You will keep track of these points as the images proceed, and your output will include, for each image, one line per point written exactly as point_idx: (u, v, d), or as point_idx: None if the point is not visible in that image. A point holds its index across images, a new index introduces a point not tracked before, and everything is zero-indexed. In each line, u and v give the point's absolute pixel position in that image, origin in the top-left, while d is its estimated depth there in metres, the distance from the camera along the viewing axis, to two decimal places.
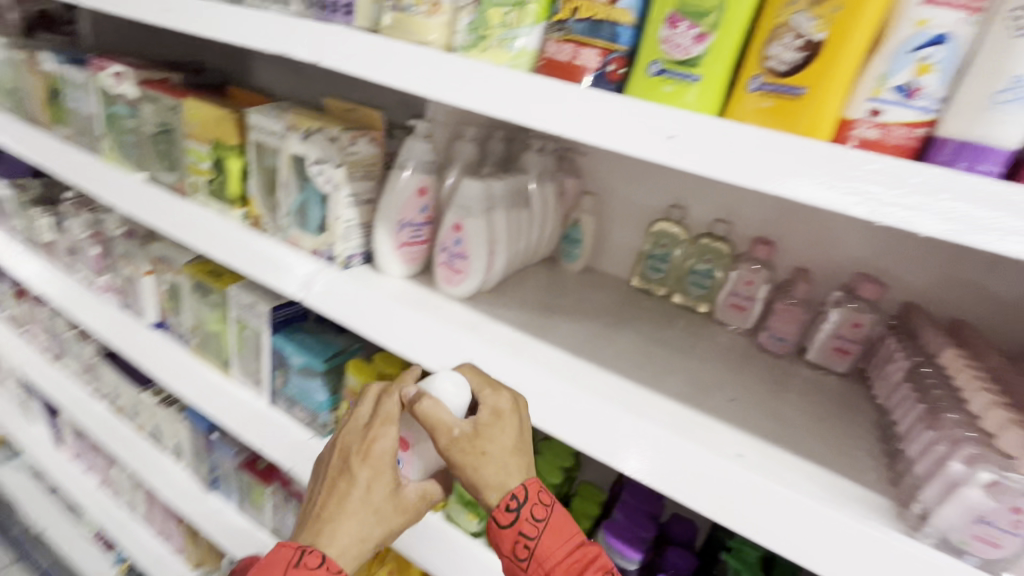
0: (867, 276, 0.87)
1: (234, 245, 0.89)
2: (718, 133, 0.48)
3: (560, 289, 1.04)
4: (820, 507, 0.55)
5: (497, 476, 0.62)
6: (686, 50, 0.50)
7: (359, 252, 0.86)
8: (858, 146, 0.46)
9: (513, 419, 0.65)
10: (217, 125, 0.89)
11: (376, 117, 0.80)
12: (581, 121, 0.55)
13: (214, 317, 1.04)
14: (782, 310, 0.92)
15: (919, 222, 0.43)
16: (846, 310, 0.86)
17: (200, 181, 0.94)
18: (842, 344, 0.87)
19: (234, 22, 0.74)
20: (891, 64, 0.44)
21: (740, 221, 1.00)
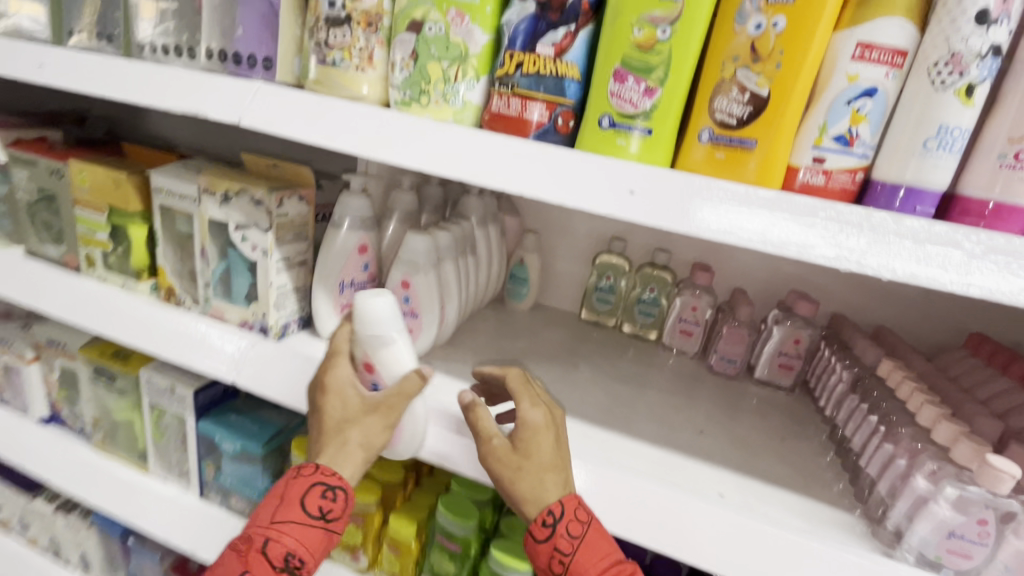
0: (801, 293, 0.91)
1: (144, 324, 0.78)
2: (678, 186, 0.49)
3: (513, 331, 1.01)
4: (807, 540, 0.56)
5: (533, 488, 0.59)
6: (635, 105, 0.50)
7: (297, 317, 0.78)
8: (807, 191, 0.48)
9: (553, 430, 0.62)
10: (111, 191, 0.78)
11: (304, 173, 0.74)
12: (538, 178, 0.53)
13: (123, 405, 0.90)
14: (729, 333, 0.93)
15: (881, 262, 0.45)
16: (786, 328, 0.91)
17: (95, 253, 0.82)
18: (785, 360, 0.92)
19: (130, 78, 0.66)
20: (828, 115, 0.46)
21: (678, 249, 1.03)
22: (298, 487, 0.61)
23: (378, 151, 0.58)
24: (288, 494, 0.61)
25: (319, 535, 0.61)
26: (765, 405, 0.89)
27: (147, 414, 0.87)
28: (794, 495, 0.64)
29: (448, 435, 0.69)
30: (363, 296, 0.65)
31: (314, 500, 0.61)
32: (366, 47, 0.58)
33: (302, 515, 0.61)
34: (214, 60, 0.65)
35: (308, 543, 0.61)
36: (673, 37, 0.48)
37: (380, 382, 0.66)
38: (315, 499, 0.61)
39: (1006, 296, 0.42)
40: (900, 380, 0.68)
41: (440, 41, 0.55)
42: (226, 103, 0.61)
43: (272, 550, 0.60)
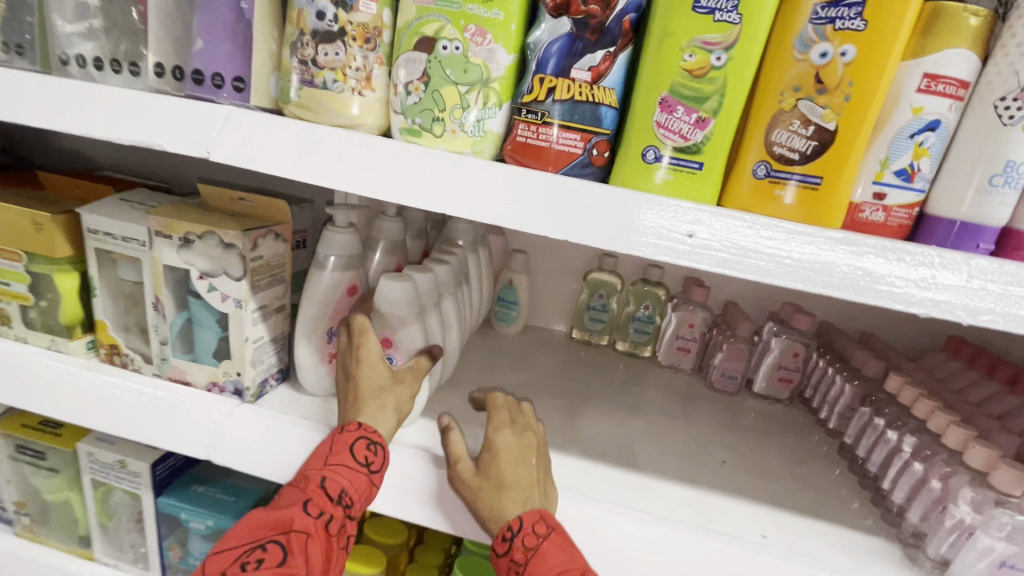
0: (795, 306, 0.92)
1: (82, 394, 0.64)
2: (740, 227, 0.44)
3: (507, 358, 0.95)
4: None
5: (489, 508, 0.56)
6: (686, 137, 0.45)
7: (274, 370, 0.67)
8: (867, 228, 0.45)
9: (524, 450, 0.60)
10: (31, 234, 0.64)
11: (279, 207, 0.64)
12: (579, 219, 0.46)
13: (56, 483, 0.76)
14: (728, 348, 0.93)
15: (956, 301, 0.42)
16: (784, 341, 0.91)
17: (12, 309, 0.67)
18: (784, 373, 0.92)
19: (54, 100, 0.53)
20: (891, 148, 0.44)
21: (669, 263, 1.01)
22: (351, 434, 0.55)
23: (382, 188, 0.49)
24: (340, 438, 0.55)
25: (368, 482, 0.55)
26: (770, 421, 0.88)
27: (89, 492, 0.74)
28: (828, 525, 0.63)
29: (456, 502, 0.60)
30: (385, 281, 0.63)
31: (367, 449, 0.55)
32: (364, 66, 0.50)
33: (355, 463, 0.54)
34: (166, 78, 0.54)
35: (360, 489, 0.54)
36: (728, 64, 0.44)
37: (397, 357, 0.64)
38: (367, 446, 0.55)
39: None
40: (903, 387, 0.71)
41: (456, 62, 0.48)
42: (188, 132, 0.50)
43: (328, 488, 0.53)
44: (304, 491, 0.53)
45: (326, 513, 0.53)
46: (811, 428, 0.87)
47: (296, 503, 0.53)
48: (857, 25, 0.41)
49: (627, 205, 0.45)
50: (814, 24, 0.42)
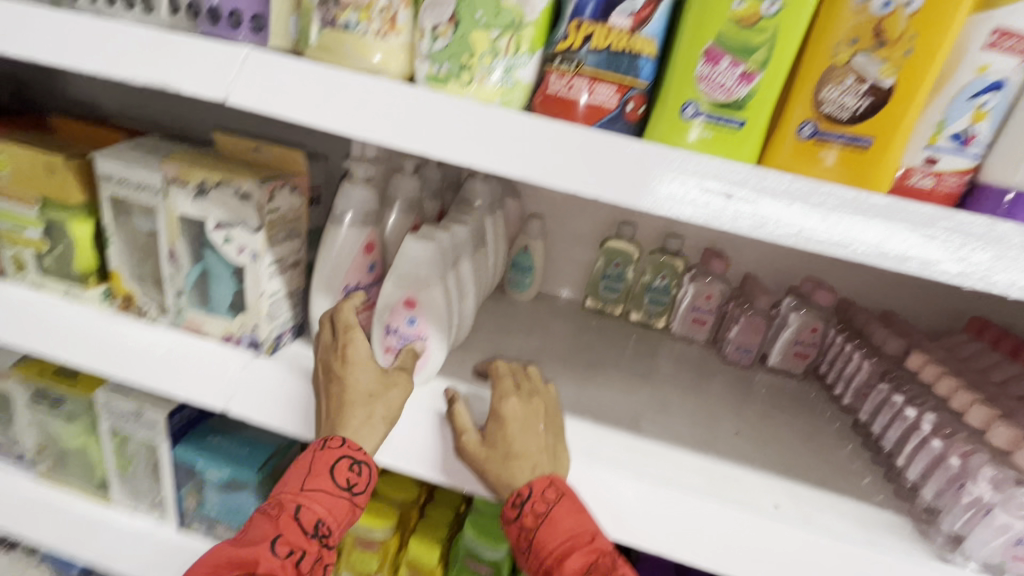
0: (816, 281, 0.91)
1: (97, 342, 0.64)
2: (781, 189, 0.42)
3: (521, 324, 0.94)
4: (876, 553, 0.55)
5: (498, 477, 0.57)
6: (730, 91, 0.43)
7: (290, 326, 0.67)
8: (915, 195, 0.43)
9: (530, 419, 0.59)
10: (44, 178, 0.63)
11: (296, 158, 0.62)
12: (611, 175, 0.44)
13: (75, 430, 0.77)
14: (746, 322, 0.91)
15: (1005, 274, 0.40)
16: (803, 316, 0.89)
17: (27, 256, 0.67)
18: (801, 349, 0.91)
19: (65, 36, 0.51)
20: (948, 110, 0.41)
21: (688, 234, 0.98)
22: (330, 454, 0.55)
23: (406, 138, 0.47)
24: (316, 461, 0.55)
25: (347, 505, 0.56)
26: (784, 395, 0.87)
27: (107, 439, 0.75)
28: (841, 498, 0.63)
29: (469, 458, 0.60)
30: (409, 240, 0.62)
31: (347, 466, 0.55)
32: (389, 7, 0.47)
33: (332, 484, 0.55)
34: (182, 16, 0.51)
35: (337, 514, 0.55)
36: (782, 13, 0.41)
37: (418, 320, 0.63)
38: (346, 467, 0.55)
39: None
40: (925, 365, 0.70)
41: (488, 4, 0.45)
42: (206, 73, 0.48)
43: (301, 519, 0.54)
44: (281, 517, 0.54)
45: (304, 537, 0.54)
46: (825, 403, 0.87)
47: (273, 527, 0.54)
48: None
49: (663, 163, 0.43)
50: None
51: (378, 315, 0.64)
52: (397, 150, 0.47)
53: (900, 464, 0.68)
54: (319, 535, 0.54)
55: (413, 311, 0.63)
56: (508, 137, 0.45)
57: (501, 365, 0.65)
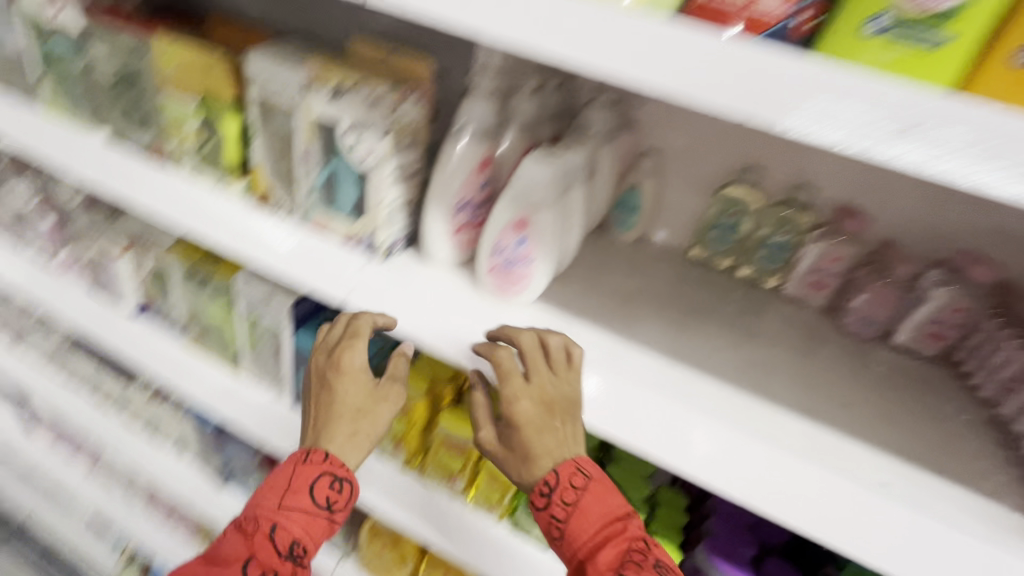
0: (973, 255, 0.79)
1: (238, 230, 0.72)
2: (982, 122, 0.35)
3: (621, 264, 0.91)
4: (996, 553, 0.49)
5: (520, 466, 0.60)
6: (934, 1, 0.36)
7: (402, 236, 0.71)
8: None
9: (554, 407, 0.59)
10: (204, 75, 0.70)
11: (422, 67, 0.62)
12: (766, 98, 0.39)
13: (216, 307, 0.88)
14: (876, 291, 0.82)
15: None
16: (949, 293, 0.78)
17: (187, 147, 0.75)
18: (938, 329, 0.80)
19: None
20: None
21: (823, 187, 0.87)
22: (308, 471, 0.60)
23: (544, 44, 0.45)
24: (295, 483, 0.60)
25: (324, 523, 0.60)
26: (906, 376, 0.79)
27: (241, 319, 0.85)
28: (965, 491, 0.57)
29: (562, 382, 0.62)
30: (528, 159, 0.61)
31: (328, 484, 0.61)
32: None
33: (310, 502, 0.60)
34: None
35: (315, 532, 0.60)
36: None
37: (528, 241, 0.63)
38: (327, 483, 0.61)
39: None
40: None
41: None
42: None
43: (279, 537, 0.57)
44: (257, 531, 0.57)
45: (278, 556, 0.57)
46: (957, 392, 0.77)
47: (247, 547, 0.56)
48: None
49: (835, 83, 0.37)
50: None
51: (486, 233, 0.65)
52: (532, 56, 0.46)
53: None
54: (296, 552, 0.58)
55: (524, 232, 0.63)
56: (645, 41, 0.42)
57: (529, 335, 0.62)
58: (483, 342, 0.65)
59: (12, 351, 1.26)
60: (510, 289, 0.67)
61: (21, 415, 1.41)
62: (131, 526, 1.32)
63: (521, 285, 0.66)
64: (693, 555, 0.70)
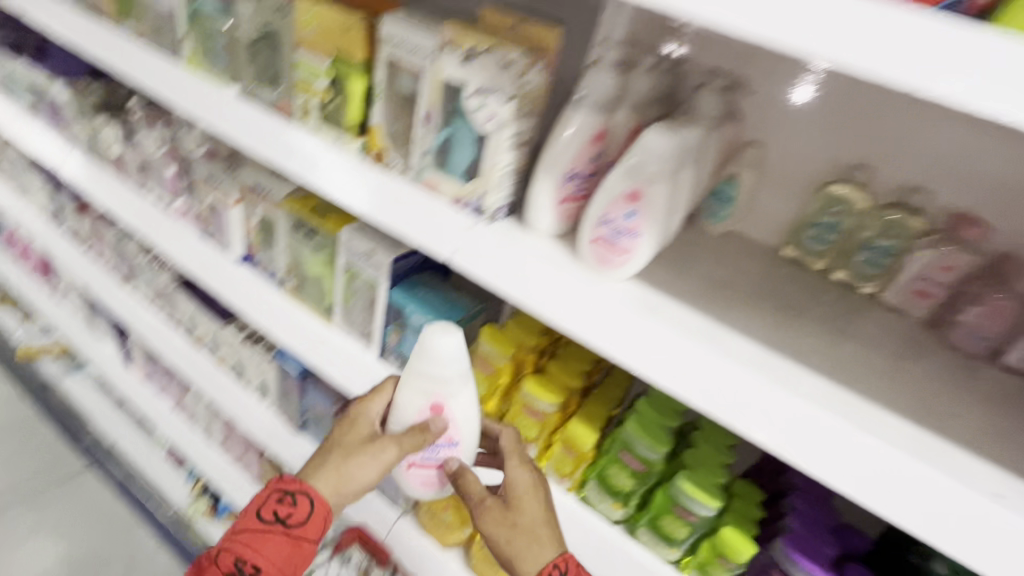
0: (965, 217, 0.81)
1: (348, 183, 0.77)
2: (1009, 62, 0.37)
3: (698, 253, 0.90)
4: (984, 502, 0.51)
5: (346, 475, 0.71)
6: None
7: (505, 203, 0.71)
8: None
9: (534, 530, 0.68)
10: (340, 37, 0.74)
11: (550, 36, 0.63)
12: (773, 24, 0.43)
13: (317, 261, 0.94)
14: (939, 255, 0.81)
15: None
16: (939, 251, 0.81)
17: (312, 103, 0.79)
18: (925, 287, 0.83)
19: None
20: None
21: (881, 169, 0.86)
22: None
23: None
24: None
25: None
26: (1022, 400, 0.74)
27: (341, 274, 0.90)
28: None
29: (644, 352, 0.63)
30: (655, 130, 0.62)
31: None
32: None
33: None
34: None
35: (269, 553, 0.69)
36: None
37: (638, 213, 0.63)
38: None
39: None
40: None
41: None
42: None
43: None
44: None
45: None
46: None
47: None
48: None
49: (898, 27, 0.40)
50: None
51: (595, 203, 0.65)
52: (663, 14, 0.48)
53: None
54: None
55: (635, 204, 0.63)
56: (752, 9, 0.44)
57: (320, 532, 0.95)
58: (566, 293, 0.67)
59: (125, 288, 1.42)
60: (623, 257, 0.65)
61: (122, 348, 1.60)
62: (208, 461, 1.45)
63: (627, 245, 0.64)
64: (770, 548, 0.70)
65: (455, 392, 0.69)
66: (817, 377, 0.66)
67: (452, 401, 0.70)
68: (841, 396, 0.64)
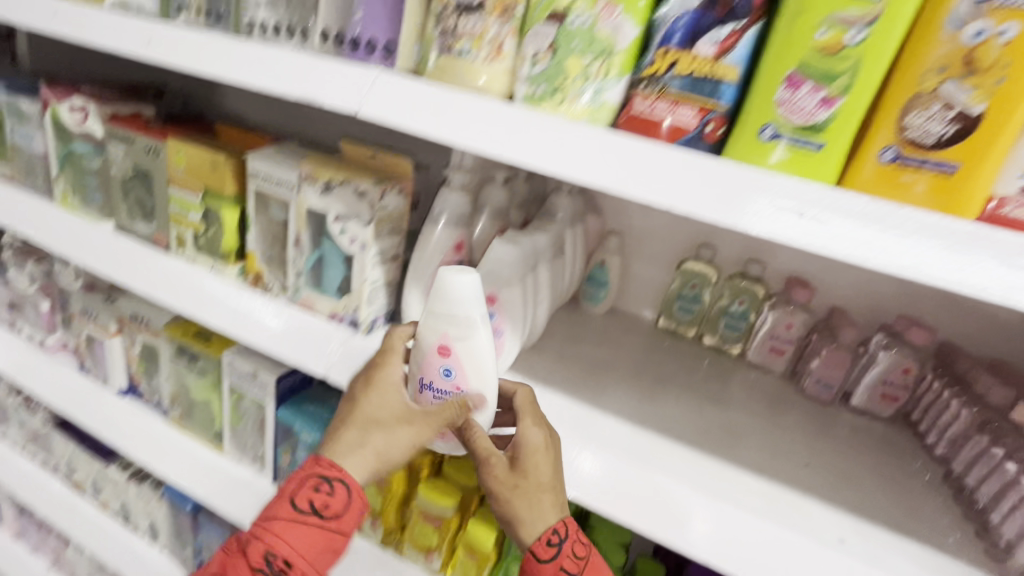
0: (802, 280, 0.92)
1: (224, 309, 0.77)
2: (731, 181, 0.46)
3: (580, 335, 0.96)
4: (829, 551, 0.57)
5: (375, 445, 0.59)
6: (692, 124, 0.50)
7: (383, 312, 0.75)
8: (872, 184, 0.45)
9: (538, 491, 0.59)
10: (208, 173, 0.77)
11: (404, 165, 0.70)
12: (556, 159, 0.51)
13: (203, 386, 0.91)
14: (782, 315, 0.92)
15: (932, 271, 0.42)
16: (779, 312, 0.93)
17: (187, 235, 0.81)
18: (777, 344, 0.94)
19: (224, 61, 0.64)
20: (946, 94, 0.42)
21: (723, 245, 0.99)
22: None
23: (462, 138, 0.55)
24: None
25: None
26: (871, 439, 0.83)
27: (227, 397, 0.87)
28: (906, 538, 0.62)
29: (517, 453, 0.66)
30: (448, 273, 0.59)
31: None
32: (498, 37, 0.54)
33: None
34: (329, 43, 0.62)
35: (295, 532, 0.58)
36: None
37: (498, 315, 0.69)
38: None
39: None
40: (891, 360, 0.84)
41: (584, 35, 0.51)
42: (344, 92, 0.58)
43: None
44: None
45: None
46: (892, 438, 0.85)
47: None
48: None
49: (648, 157, 0.48)
50: None
51: None
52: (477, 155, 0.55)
53: (973, 492, 0.70)
54: None
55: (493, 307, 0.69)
56: (540, 147, 0.52)
57: None
58: None
59: None
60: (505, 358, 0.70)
61: None
62: None
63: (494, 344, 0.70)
64: None
65: (465, 333, 0.59)
66: (683, 447, 0.70)
67: (462, 343, 0.60)
68: (706, 462, 0.69)
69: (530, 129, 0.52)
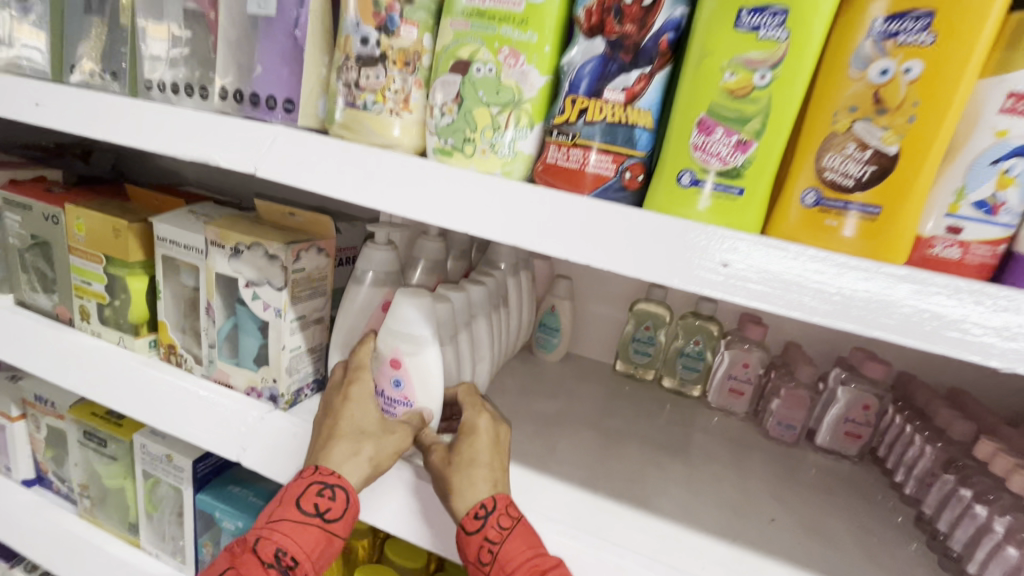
0: (752, 316, 0.91)
1: (130, 387, 0.70)
2: (652, 231, 0.43)
3: (532, 386, 0.91)
4: None
5: (359, 458, 0.53)
6: (611, 172, 0.46)
7: (309, 380, 0.68)
8: (797, 227, 0.42)
9: (469, 466, 0.53)
10: (110, 239, 0.71)
11: (324, 222, 0.66)
12: (470, 214, 0.48)
13: (115, 472, 0.82)
14: (738, 354, 0.89)
15: (868, 321, 0.39)
16: (735, 351, 0.90)
17: (91, 306, 0.74)
18: (736, 385, 0.90)
19: (117, 123, 0.59)
20: (863, 134, 0.39)
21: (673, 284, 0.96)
22: None
23: (369, 196, 0.50)
24: None
25: None
26: (840, 482, 0.78)
27: (141, 482, 0.79)
28: None
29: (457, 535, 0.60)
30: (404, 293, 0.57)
31: None
32: (403, 89, 0.51)
33: None
34: (229, 101, 0.58)
35: (309, 545, 0.50)
36: (792, 35, 0.40)
37: None
38: None
39: (975, 354, 0.37)
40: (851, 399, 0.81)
41: (490, 84, 0.48)
42: (243, 151, 0.54)
43: None
44: None
45: None
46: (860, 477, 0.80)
47: None
48: (780, 35, 0.40)
49: (565, 209, 0.45)
50: (741, 31, 0.41)
51: None
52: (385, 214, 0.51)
53: (947, 538, 0.66)
54: None
55: None
56: (451, 204, 0.48)
57: None
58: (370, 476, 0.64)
59: None
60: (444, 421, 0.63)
61: None
62: None
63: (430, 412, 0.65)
64: None
65: (417, 348, 0.57)
66: (639, 510, 0.65)
67: (416, 360, 0.57)
68: (664, 525, 0.63)
69: (439, 181, 0.48)
